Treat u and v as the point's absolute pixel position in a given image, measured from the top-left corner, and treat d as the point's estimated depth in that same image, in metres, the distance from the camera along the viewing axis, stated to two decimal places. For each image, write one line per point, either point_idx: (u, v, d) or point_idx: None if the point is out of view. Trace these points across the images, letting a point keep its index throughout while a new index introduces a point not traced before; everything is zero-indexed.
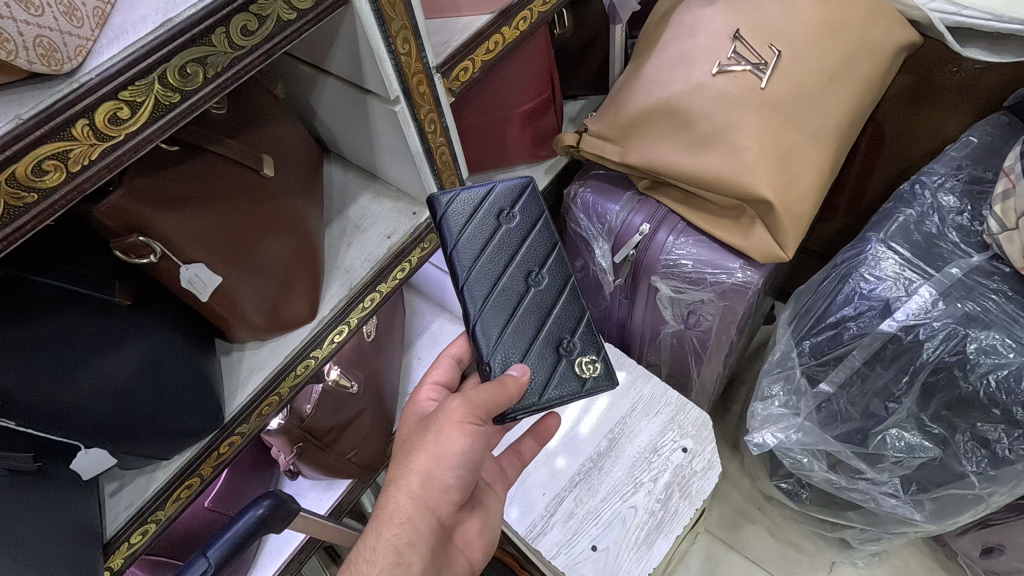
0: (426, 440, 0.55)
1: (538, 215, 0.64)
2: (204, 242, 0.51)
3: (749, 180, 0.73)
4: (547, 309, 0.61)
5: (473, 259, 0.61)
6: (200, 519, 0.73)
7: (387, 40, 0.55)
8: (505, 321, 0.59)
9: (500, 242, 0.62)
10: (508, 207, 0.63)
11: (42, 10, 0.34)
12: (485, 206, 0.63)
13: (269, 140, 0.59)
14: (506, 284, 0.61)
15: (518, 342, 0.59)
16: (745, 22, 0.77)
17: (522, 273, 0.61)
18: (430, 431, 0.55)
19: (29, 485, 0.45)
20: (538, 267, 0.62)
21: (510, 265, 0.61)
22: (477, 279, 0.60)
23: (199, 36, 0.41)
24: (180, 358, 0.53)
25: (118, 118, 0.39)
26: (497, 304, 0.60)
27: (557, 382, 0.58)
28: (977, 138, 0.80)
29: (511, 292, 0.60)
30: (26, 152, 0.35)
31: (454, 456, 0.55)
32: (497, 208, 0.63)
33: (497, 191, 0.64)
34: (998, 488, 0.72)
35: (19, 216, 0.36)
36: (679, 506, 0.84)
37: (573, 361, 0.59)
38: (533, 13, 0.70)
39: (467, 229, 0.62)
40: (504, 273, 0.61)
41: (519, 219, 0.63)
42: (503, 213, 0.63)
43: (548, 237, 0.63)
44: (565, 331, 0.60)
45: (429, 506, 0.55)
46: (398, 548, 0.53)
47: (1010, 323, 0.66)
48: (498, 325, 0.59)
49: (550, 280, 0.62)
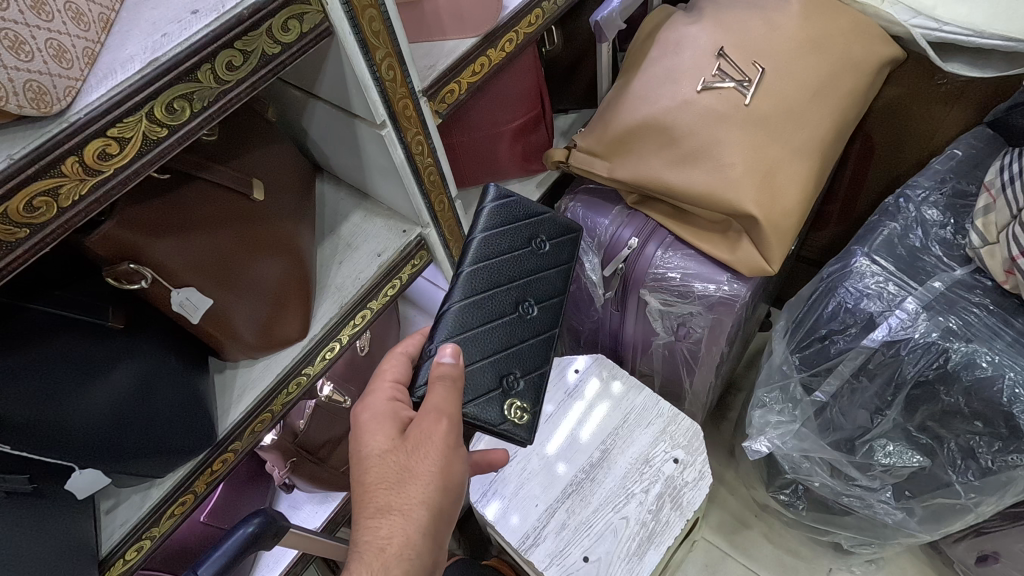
0: (423, 469, 0.51)
1: (567, 259, 0.61)
2: (195, 267, 0.52)
3: (735, 196, 0.74)
4: (519, 337, 0.57)
5: (483, 256, 0.58)
6: (196, 532, 0.75)
7: (372, 67, 0.56)
8: (477, 325, 0.56)
9: (516, 260, 0.59)
10: (543, 237, 0.61)
11: (32, 56, 0.36)
12: (527, 221, 0.61)
13: (260, 164, 0.61)
14: (498, 297, 0.57)
15: (460, 322, 0.56)
16: (728, 40, 0.78)
17: (515, 296, 0.58)
18: (422, 458, 0.51)
19: (24, 506, 0.46)
20: (529, 297, 0.58)
21: (508, 282, 0.58)
22: (473, 272, 0.57)
23: (185, 73, 0.42)
24: (172, 379, 0.55)
25: (107, 154, 0.40)
26: (475, 305, 0.57)
27: (481, 402, 0.54)
28: (961, 151, 0.81)
29: (495, 305, 0.57)
30: (18, 191, 0.37)
31: (453, 481, 0.53)
32: (529, 233, 0.61)
33: (543, 222, 0.62)
34: (984, 498, 0.73)
35: (11, 250, 0.38)
36: (670, 517, 0.85)
37: (508, 401, 0.55)
38: (518, 34, 0.72)
39: (501, 234, 0.60)
40: (501, 285, 0.58)
41: (549, 252, 0.61)
42: (535, 240, 0.61)
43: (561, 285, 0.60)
44: (520, 368, 0.56)
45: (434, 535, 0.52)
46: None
47: (992, 336, 0.67)
48: (455, 314, 0.56)
49: (538, 319, 0.58)
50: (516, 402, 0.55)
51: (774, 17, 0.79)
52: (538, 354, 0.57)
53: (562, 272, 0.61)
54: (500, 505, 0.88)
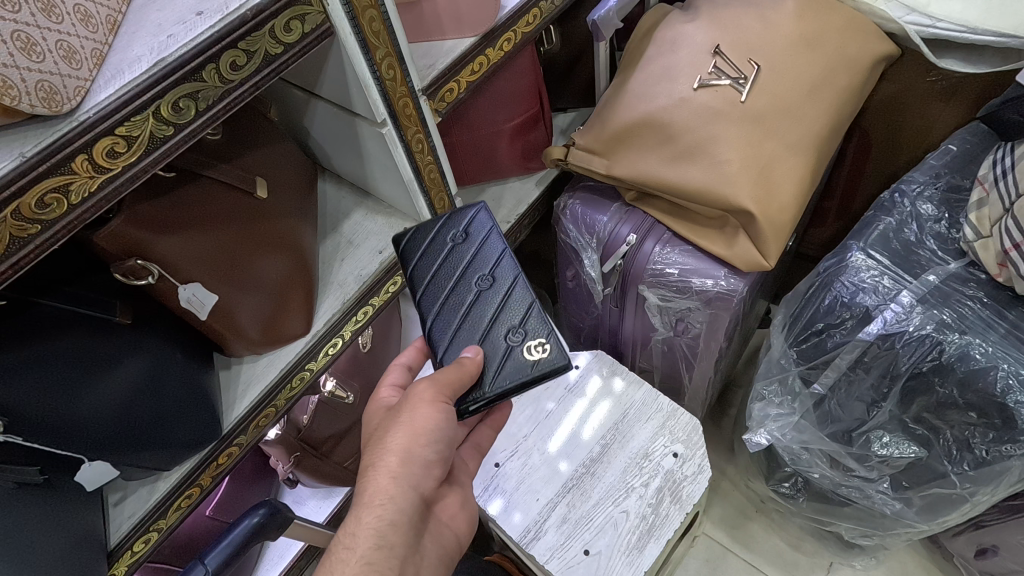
0: (403, 420, 0.57)
1: (497, 247, 0.64)
2: (200, 264, 0.53)
3: (731, 191, 0.75)
4: (495, 307, 0.61)
5: (431, 274, 0.64)
6: (202, 526, 0.76)
7: (373, 67, 0.58)
8: (449, 323, 0.61)
9: (456, 256, 0.65)
10: (461, 228, 0.66)
11: (42, 57, 0.37)
12: (438, 228, 0.66)
13: (262, 162, 0.62)
14: (456, 293, 0.63)
15: (443, 330, 0.61)
16: (724, 38, 0.79)
17: (470, 282, 0.62)
18: (403, 413, 0.57)
19: (36, 496, 0.47)
20: (476, 274, 0.63)
21: (458, 279, 0.63)
22: (432, 292, 0.63)
23: (191, 73, 0.43)
24: (178, 373, 0.56)
25: (116, 151, 0.41)
26: (446, 311, 0.62)
27: (509, 369, 0.58)
28: (956, 146, 0.82)
29: (456, 295, 0.62)
30: (30, 187, 0.38)
31: (430, 430, 0.57)
32: (452, 232, 0.66)
33: (460, 217, 0.66)
34: (981, 489, 0.73)
35: (22, 246, 0.39)
36: (670, 510, 0.86)
37: (524, 347, 0.59)
38: (516, 34, 0.73)
39: (426, 251, 0.66)
40: (451, 284, 0.63)
41: (472, 237, 0.65)
42: (461, 233, 0.66)
43: (500, 244, 0.64)
44: (516, 319, 0.60)
45: (411, 484, 0.57)
46: (380, 530, 0.54)
47: (985, 327, 0.68)
48: (445, 334, 0.61)
49: (496, 286, 0.62)
50: (539, 341, 0.58)
51: (769, 15, 0.80)
52: (519, 300, 0.61)
53: (489, 236, 0.65)
54: (501, 501, 0.89)
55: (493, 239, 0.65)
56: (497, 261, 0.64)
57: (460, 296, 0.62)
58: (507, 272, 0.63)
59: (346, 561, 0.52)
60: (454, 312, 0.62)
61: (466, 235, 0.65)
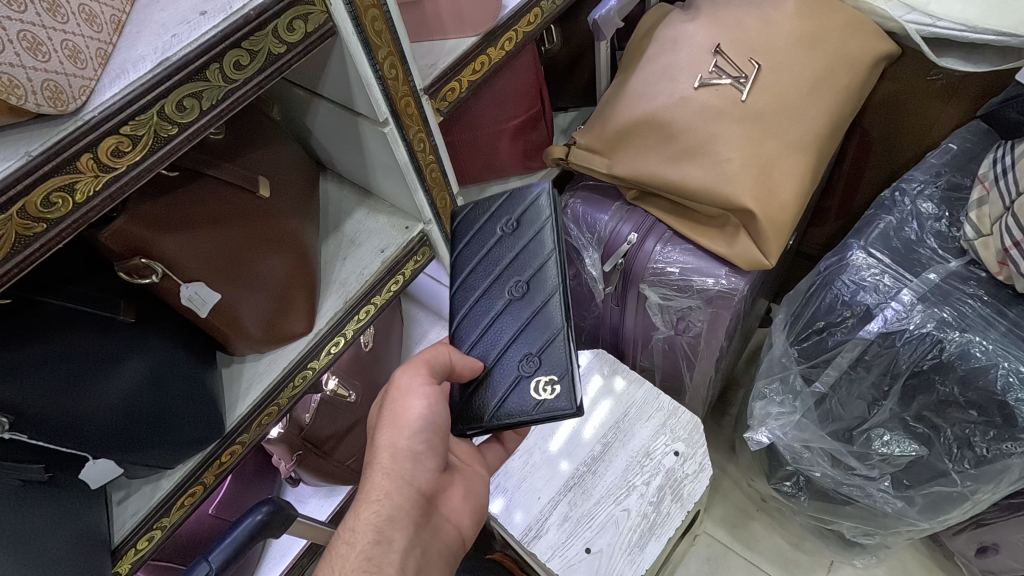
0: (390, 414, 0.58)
1: (546, 249, 0.58)
2: (203, 262, 0.53)
3: (731, 190, 0.75)
4: (523, 320, 0.57)
5: (475, 259, 0.60)
6: (205, 525, 0.76)
7: (375, 66, 0.58)
8: (479, 328, 0.58)
9: (500, 245, 0.60)
10: (515, 212, 0.60)
11: (48, 56, 0.37)
12: (495, 210, 0.61)
13: (265, 161, 0.62)
14: (490, 296, 0.59)
15: (473, 328, 0.59)
16: (725, 37, 0.79)
17: (504, 285, 0.58)
18: (390, 406, 0.59)
19: (40, 493, 0.48)
20: (514, 277, 0.58)
21: (498, 274, 0.59)
22: (473, 280, 0.60)
23: (195, 72, 0.43)
24: (182, 371, 0.56)
25: (120, 151, 0.41)
26: (479, 312, 0.59)
27: (516, 396, 0.55)
28: (956, 145, 0.82)
29: (489, 297, 0.59)
30: (35, 186, 0.38)
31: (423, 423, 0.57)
32: (505, 214, 0.61)
33: (514, 195, 0.61)
34: (981, 487, 0.74)
35: (27, 245, 0.39)
36: (671, 509, 0.86)
37: (533, 381, 0.54)
38: (518, 33, 0.73)
39: (474, 233, 0.62)
40: (492, 280, 0.59)
41: (523, 224, 0.59)
42: (511, 216, 0.60)
43: (548, 246, 0.58)
44: (535, 348, 0.55)
45: (406, 478, 0.58)
46: (378, 525, 0.56)
47: (986, 325, 0.68)
48: (475, 332, 0.58)
49: (533, 296, 0.57)
50: (551, 380, 0.54)
51: (769, 14, 0.80)
52: (545, 328, 0.56)
53: (542, 231, 0.58)
54: (502, 500, 0.89)
55: (541, 238, 0.58)
56: (536, 267, 0.58)
57: (493, 300, 0.58)
58: (543, 285, 0.57)
59: (344, 556, 0.55)
60: (484, 314, 0.58)
61: (518, 218, 0.59)
